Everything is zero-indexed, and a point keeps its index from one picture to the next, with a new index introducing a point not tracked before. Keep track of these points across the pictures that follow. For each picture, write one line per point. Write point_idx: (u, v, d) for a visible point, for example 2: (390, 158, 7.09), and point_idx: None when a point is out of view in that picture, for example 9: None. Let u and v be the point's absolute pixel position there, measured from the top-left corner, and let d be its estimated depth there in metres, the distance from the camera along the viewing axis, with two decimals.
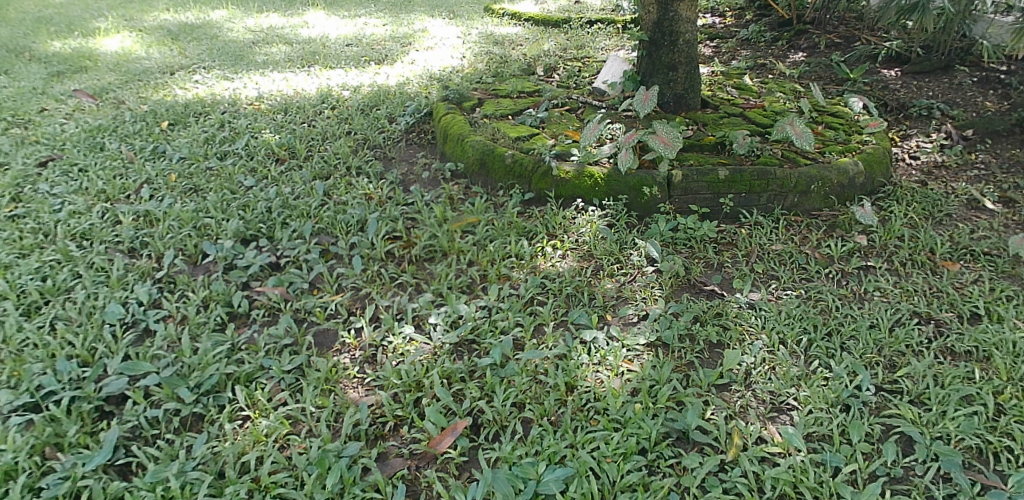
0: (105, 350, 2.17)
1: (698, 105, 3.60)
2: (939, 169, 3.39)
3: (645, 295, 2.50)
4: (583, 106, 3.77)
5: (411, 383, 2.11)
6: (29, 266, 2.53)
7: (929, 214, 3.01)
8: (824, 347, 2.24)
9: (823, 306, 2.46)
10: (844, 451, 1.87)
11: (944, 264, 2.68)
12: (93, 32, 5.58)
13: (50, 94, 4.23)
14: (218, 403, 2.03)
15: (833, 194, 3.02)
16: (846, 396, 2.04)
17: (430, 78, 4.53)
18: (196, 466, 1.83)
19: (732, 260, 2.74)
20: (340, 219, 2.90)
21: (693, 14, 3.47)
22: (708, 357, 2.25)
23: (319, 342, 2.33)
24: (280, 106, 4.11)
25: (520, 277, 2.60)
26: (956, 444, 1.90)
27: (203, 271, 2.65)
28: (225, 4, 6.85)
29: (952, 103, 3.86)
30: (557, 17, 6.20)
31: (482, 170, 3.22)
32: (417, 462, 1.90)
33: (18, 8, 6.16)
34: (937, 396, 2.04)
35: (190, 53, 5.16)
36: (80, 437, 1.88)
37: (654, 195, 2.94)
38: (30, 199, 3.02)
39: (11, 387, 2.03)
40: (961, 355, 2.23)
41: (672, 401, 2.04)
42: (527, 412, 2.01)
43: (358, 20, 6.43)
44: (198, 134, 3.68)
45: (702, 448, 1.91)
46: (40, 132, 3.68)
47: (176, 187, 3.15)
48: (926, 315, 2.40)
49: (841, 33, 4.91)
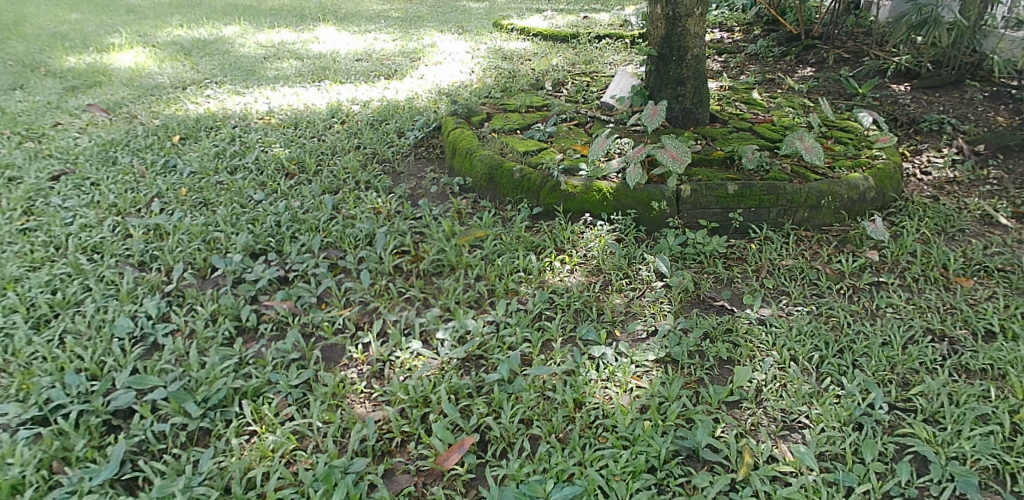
0: (114, 363, 2.17)
1: (707, 120, 3.60)
2: (951, 184, 3.37)
3: (654, 310, 2.48)
4: (591, 120, 3.78)
5: (418, 398, 2.10)
6: (39, 280, 2.54)
7: (941, 230, 2.98)
8: (836, 365, 2.21)
9: (834, 322, 2.43)
10: (857, 470, 1.84)
11: (958, 280, 2.65)
12: (107, 47, 5.65)
13: (64, 108, 4.29)
14: (225, 418, 2.03)
15: (844, 209, 3.00)
16: (858, 414, 2.01)
17: (438, 93, 4.56)
18: (202, 481, 1.82)
19: (742, 275, 2.72)
20: (348, 234, 2.90)
21: (701, 29, 3.47)
22: (718, 374, 2.23)
23: (326, 357, 2.32)
24: (290, 120, 4.14)
25: (528, 292, 2.59)
26: (973, 465, 1.86)
27: (211, 284, 2.65)
28: (237, 20, 6.92)
29: (963, 118, 3.84)
30: (566, 32, 6.24)
31: (490, 184, 3.21)
32: (424, 479, 1.88)
33: (34, 23, 6.26)
34: (952, 414, 2.00)
35: (202, 68, 5.21)
36: (87, 452, 1.87)
37: (663, 210, 2.93)
38: (41, 213, 3.04)
39: (20, 400, 2.04)
40: (977, 373, 2.20)
41: (682, 418, 2.03)
42: (536, 428, 1.99)
43: (368, 36, 6.49)
44: (209, 148, 3.71)
45: (713, 466, 1.88)
46: (53, 146, 3.72)
47: (187, 201, 3.17)
48: (940, 332, 2.37)
49: (849, 48, 4.91)
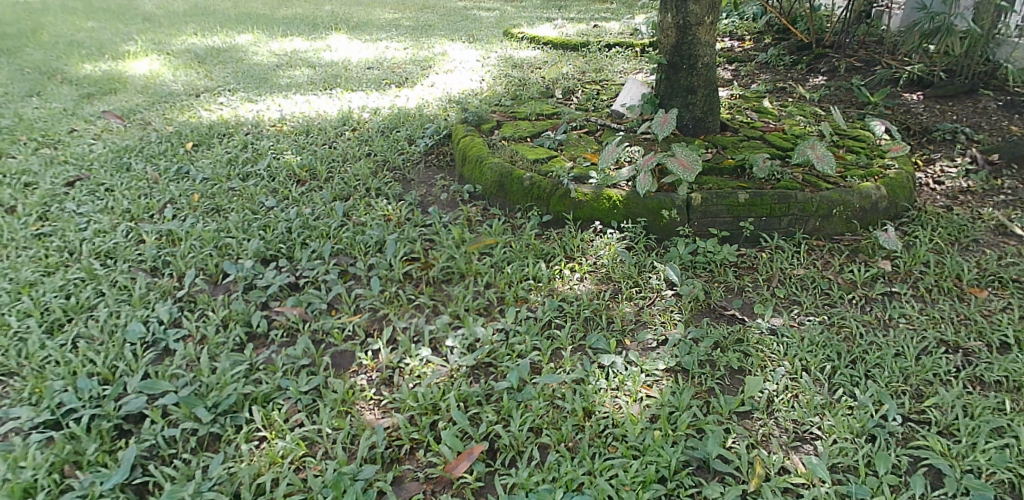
0: (126, 368, 2.19)
1: (717, 128, 3.60)
2: (965, 194, 3.34)
3: (664, 319, 2.47)
4: (601, 128, 3.79)
5: (428, 405, 2.10)
6: (54, 284, 2.57)
7: (954, 240, 2.96)
8: (848, 375, 2.19)
9: (846, 332, 2.42)
10: (870, 483, 1.82)
11: (972, 291, 2.63)
12: (123, 55, 5.72)
13: (80, 115, 4.33)
14: (235, 423, 2.03)
15: (855, 219, 2.98)
16: (871, 426, 1.99)
17: (449, 101, 4.58)
18: (212, 486, 1.82)
19: (753, 283, 2.71)
20: (358, 240, 2.91)
21: (712, 38, 3.47)
22: (729, 384, 2.21)
23: (336, 363, 2.32)
24: (301, 127, 4.17)
25: (538, 300, 2.59)
26: (987, 478, 1.84)
27: (223, 290, 2.66)
28: (251, 29, 6.99)
29: (976, 128, 3.82)
30: (576, 41, 6.26)
31: (500, 191, 3.21)
32: (433, 487, 1.87)
33: (52, 32, 6.34)
34: (967, 427, 1.98)
35: (216, 75, 5.26)
36: (99, 456, 1.88)
37: (674, 218, 2.92)
38: (56, 218, 3.07)
39: (33, 403, 2.05)
40: (991, 385, 2.17)
41: (693, 429, 2.01)
42: (545, 437, 1.98)
43: (380, 44, 6.54)
44: (222, 155, 3.74)
45: (724, 477, 1.87)
46: (69, 152, 3.77)
47: (200, 207, 3.20)
48: (954, 344, 2.35)
49: (861, 57, 4.89)
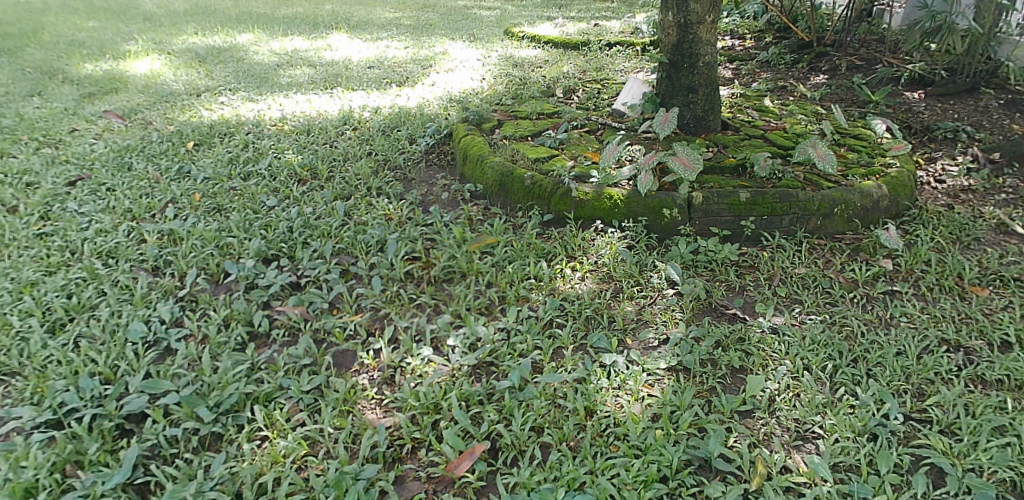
0: (127, 368, 2.19)
1: (718, 127, 3.60)
2: (967, 193, 3.33)
3: (665, 318, 2.47)
4: (602, 127, 3.78)
5: (429, 405, 2.10)
6: (56, 284, 2.57)
7: (956, 239, 2.96)
8: (850, 374, 2.19)
9: (848, 331, 2.42)
10: (872, 482, 1.81)
11: (973, 290, 2.63)
12: (124, 54, 5.72)
13: (81, 114, 4.34)
14: (237, 423, 2.03)
15: (857, 217, 2.97)
16: (873, 425, 1.99)
17: (449, 100, 4.57)
18: (214, 486, 1.82)
19: (754, 282, 2.71)
20: (359, 239, 2.91)
21: (713, 37, 3.46)
22: (730, 383, 2.21)
23: (337, 363, 2.32)
24: (302, 126, 4.16)
25: (539, 299, 2.59)
26: (989, 477, 1.84)
27: (224, 290, 2.66)
28: (252, 28, 6.98)
29: (978, 126, 3.81)
30: (576, 40, 6.25)
31: (501, 190, 3.21)
32: (434, 486, 1.87)
33: (53, 31, 6.34)
34: (968, 425, 1.98)
35: (217, 75, 5.26)
36: (101, 455, 1.88)
37: (675, 217, 2.92)
38: (58, 218, 3.07)
39: (35, 403, 2.06)
40: (993, 384, 2.17)
41: (694, 428, 2.01)
42: (547, 436, 1.98)
43: (380, 43, 6.54)
44: (223, 155, 3.74)
45: (725, 476, 1.87)
46: (70, 151, 3.77)
47: (201, 207, 3.20)
48: (955, 343, 2.35)
49: (862, 55, 4.88)
